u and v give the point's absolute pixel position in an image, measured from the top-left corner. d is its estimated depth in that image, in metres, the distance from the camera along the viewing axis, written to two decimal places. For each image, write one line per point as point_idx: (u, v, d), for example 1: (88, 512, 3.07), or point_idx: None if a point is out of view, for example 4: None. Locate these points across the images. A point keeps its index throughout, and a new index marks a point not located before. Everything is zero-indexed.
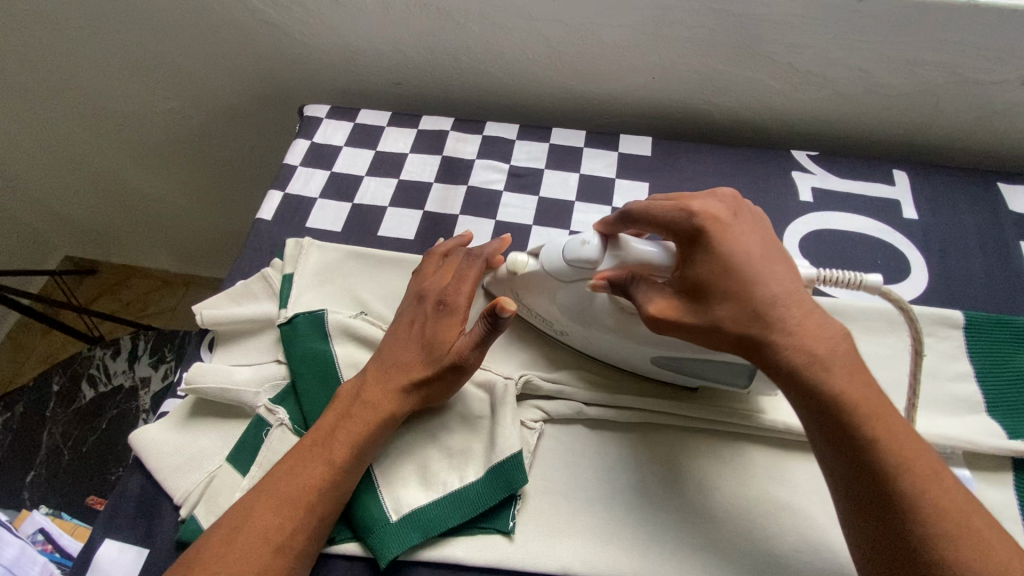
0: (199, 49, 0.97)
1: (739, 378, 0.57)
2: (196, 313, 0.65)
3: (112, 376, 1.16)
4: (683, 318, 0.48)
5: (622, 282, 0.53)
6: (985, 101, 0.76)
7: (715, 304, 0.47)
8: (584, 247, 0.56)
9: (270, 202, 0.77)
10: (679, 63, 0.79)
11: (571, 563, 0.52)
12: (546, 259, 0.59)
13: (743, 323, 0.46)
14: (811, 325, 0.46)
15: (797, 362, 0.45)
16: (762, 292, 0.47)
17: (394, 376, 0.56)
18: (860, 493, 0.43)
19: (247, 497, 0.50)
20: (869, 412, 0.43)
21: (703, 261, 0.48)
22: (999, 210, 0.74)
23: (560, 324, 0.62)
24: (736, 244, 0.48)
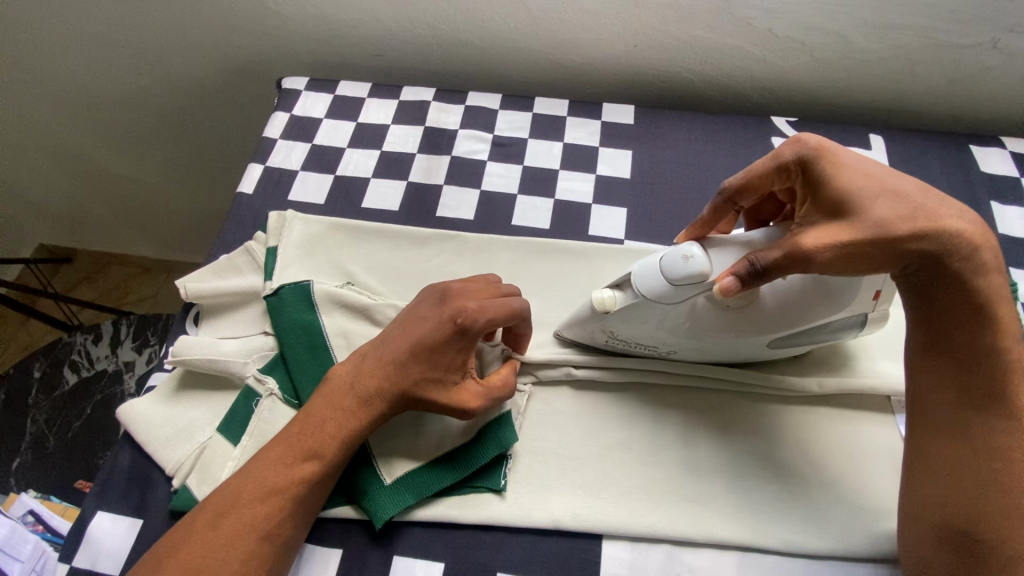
0: (170, 22, 0.94)
1: (853, 328, 0.58)
2: (180, 287, 0.64)
3: (95, 362, 1.15)
4: (853, 235, 0.44)
5: (754, 264, 0.45)
6: (958, 64, 0.78)
7: (877, 207, 0.45)
8: (690, 262, 0.49)
9: (250, 175, 0.76)
10: (659, 30, 0.79)
11: (561, 516, 0.54)
12: (642, 286, 0.52)
13: (909, 219, 0.45)
14: (973, 223, 0.47)
15: (951, 251, 0.45)
16: (920, 194, 0.46)
17: (394, 379, 0.52)
18: (983, 383, 0.46)
19: (232, 483, 0.50)
20: (1005, 315, 0.46)
21: (851, 172, 0.46)
22: (971, 171, 0.76)
23: (666, 346, 0.58)
24: (859, 159, 0.48)
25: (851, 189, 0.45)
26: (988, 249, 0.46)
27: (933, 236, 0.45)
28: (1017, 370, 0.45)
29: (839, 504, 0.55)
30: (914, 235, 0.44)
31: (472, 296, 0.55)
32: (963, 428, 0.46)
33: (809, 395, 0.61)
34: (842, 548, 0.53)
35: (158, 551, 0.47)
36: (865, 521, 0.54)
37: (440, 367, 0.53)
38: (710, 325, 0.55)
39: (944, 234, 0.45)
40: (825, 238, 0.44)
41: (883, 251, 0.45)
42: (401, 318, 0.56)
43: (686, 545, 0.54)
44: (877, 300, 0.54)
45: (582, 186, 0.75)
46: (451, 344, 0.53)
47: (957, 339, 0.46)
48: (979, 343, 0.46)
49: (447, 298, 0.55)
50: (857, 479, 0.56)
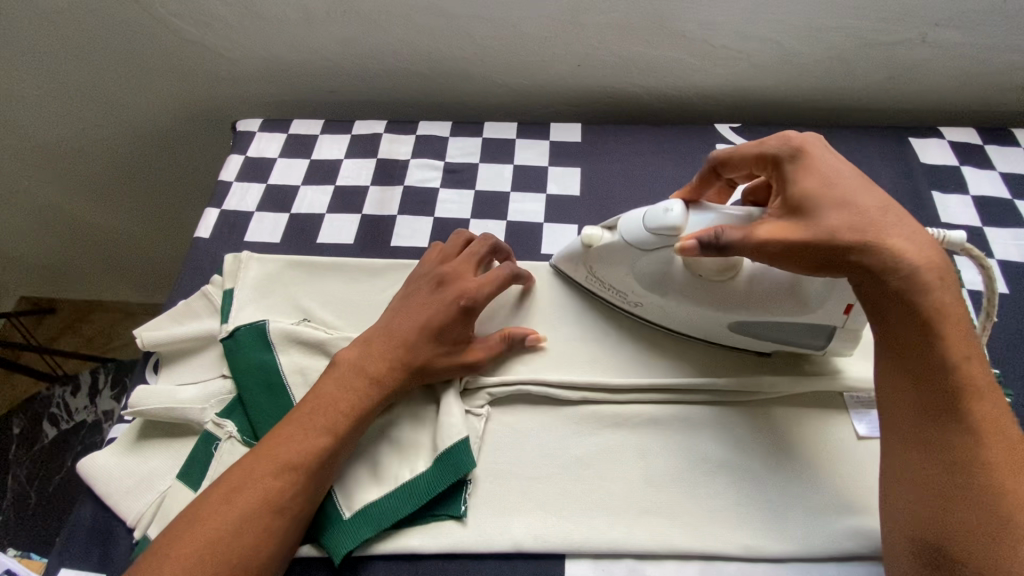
0: (127, 73, 0.96)
1: (818, 338, 0.60)
2: (137, 336, 0.65)
3: (73, 414, 1.15)
4: (798, 235, 0.49)
5: (714, 241, 0.51)
6: (890, 61, 0.80)
7: (827, 215, 0.48)
8: (669, 215, 0.56)
9: (207, 219, 0.77)
10: (600, 48, 0.81)
11: (522, 538, 0.54)
12: (625, 230, 0.60)
13: (857, 230, 0.47)
14: (925, 243, 0.48)
15: (896, 265, 0.46)
16: (880, 212, 0.48)
17: (401, 352, 0.59)
18: (932, 401, 0.46)
19: (212, 488, 0.52)
20: (961, 334, 0.46)
21: (829, 178, 0.50)
22: (911, 162, 0.78)
23: (635, 295, 0.64)
24: (838, 166, 0.51)
25: (809, 194, 0.49)
26: (936, 269, 0.47)
27: (870, 250, 0.47)
28: (976, 391, 0.45)
29: (797, 505, 0.55)
30: (854, 245, 0.47)
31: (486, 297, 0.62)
32: (925, 441, 0.46)
33: (759, 395, 0.62)
34: (802, 549, 0.53)
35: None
36: (823, 520, 0.54)
37: (442, 341, 0.60)
38: (678, 282, 0.60)
39: (886, 250, 0.47)
40: (776, 235, 0.49)
41: (822, 253, 0.48)
42: (393, 309, 0.63)
43: (649, 558, 0.54)
44: (847, 316, 0.56)
45: (534, 206, 0.76)
46: (451, 320, 0.60)
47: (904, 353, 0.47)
48: (932, 357, 0.46)
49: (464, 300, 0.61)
50: (814, 478, 0.57)
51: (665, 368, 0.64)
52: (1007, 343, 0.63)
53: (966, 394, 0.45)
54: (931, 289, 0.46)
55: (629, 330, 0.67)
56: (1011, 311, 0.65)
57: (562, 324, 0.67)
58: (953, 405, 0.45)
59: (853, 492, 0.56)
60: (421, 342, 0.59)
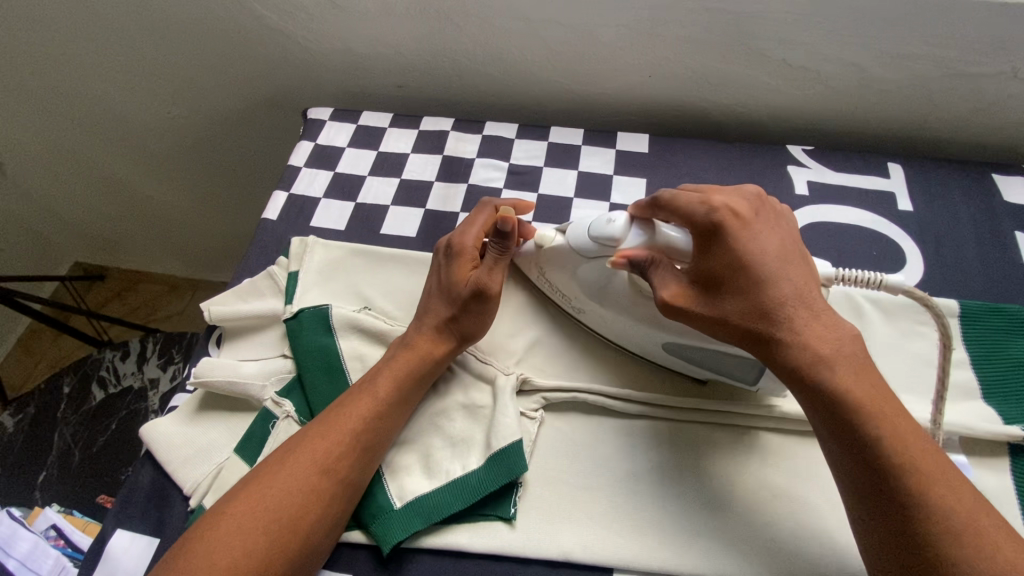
0: (205, 56, 0.99)
1: (746, 373, 0.58)
2: (205, 309, 0.67)
3: (121, 378, 1.18)
4: (692, 308, 0.52)
5: (640, 264, 0.54)
6: (979, 93, 0.77)
7: (728, 296, 0.51)
8: (610, 225, 0.57)
9: (275, 202, 0.79)
10: (675, 61, 0.80)
11: (571, 548, 0.53)
12: (570, 236, 0.60)
13: (748, 316, 0.50)
14: (828, 328, 0.49)
15: (803, 349, 0.48)
16: (776, 299, 0.50)
17: (423, 321, 0.61)
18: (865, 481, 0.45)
19: (278, 452, 0.54)
20: (883, 410, 0.46)
21: (734, 255, 0.51)
22: (994, 200, 0.75)
23: (577, 303, 0.64)
24: (750, 241, 0.51)
25: (719, 270, 0.51)
26: (828, 351, 0.48)
27: (769, 337, 0.49)
28: (912, 468, 0.44)
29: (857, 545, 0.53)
30: (750, 331, 0.50)
31: (473, 238, 0.63)
32: (869, 524, 0.44)
33: None
34: None
35: (172, 553, 0.48)
36: None
37: (450, 292, 0.61)
38: (618, 297, 0.60)
39: (780, 337, 0.49)
40: (677, 301, 0.52)
41: (722, 334, 0.52)
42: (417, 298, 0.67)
43: None
44: None
45: (597, 214, 0.76)
46: (449, 270, 0.62)
47: (833, 435, 0.47)
48: (850, 437, 0.46)
49: (452, 248, 0.63)
50: None
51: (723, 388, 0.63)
52: None
53: (897, 473, 0.44)
54: (828, 372, 0.47)
55: None
56: None
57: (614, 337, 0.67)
58: (887, 485, 0.44)
59: None
60: (428, 302, 0.62)
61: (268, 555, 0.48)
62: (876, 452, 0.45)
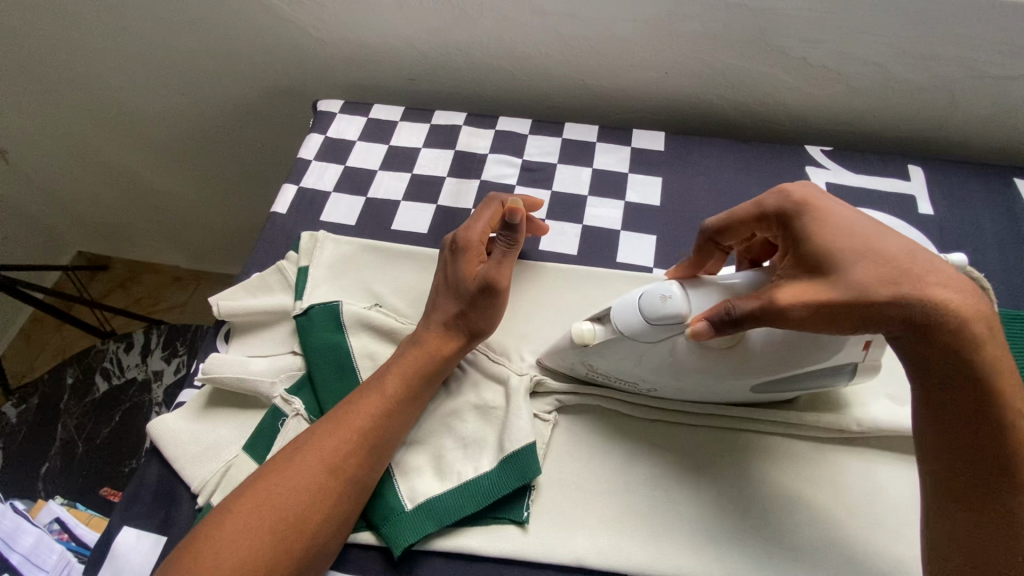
0: (212, 45, 0.98)
1: (841, 376, 0.56)
2: (213, 304, 0.65)
3: (125, 369, 1.17)
4: (821, 296, 0.44)
5: (725, 317, 0.47)
6: (1003, 96, 0.76)
7: (855, 268, 0.44)
8: (667, 302, 0.51)
9: (285, 195, 0.78)
10: (693, 58, 0.79)
11: (584, 553, 0.53)
12: (619, 321, 0.53)
13: (890, 283, 0.43)
14: (964, 293, 0.43)
15: (953, 318, 0.42)
16: (911, 262, 0.44)
17: (432, 317, 0.60)
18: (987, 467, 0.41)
19: (287, 450, 0.53)
20: (1020, 392, 0.42)
21: (839, 228, 0.46)
22: (1015, 205, 0.74)
23: (645, 383, 0.58)
24: (848, 215, 0.47)
25: (834, 246, 0.45)
26: (982, 322, 0.42)
27: (918, 308, 0.42)
28: None
29: (876, 553, 0.52)
30: (897, 303, 0.42)
31: (479, 232, 0.62)
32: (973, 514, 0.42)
33: (843, 435, 0.59)
34: None
35: (178, 552, 0.47)
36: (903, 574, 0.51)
37: (459, 288, 0.60)
38: (693, 367, 0.54)
39: (927, 307, 0.42)
40: (802, 293, 0.45)
41: (856, 317, 0.43)
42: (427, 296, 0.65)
43: None
44: (867, 349, 0.53)
45: (612, 213, 0.74)
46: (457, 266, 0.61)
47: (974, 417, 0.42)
48: (993, 420, 0.41)
49: (458, 244, 0.62)
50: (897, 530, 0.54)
51: None
52: None
53: None
54: (980, 343, 0.42)
55: None
56: None
57: None
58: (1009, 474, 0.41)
59: None
60: (438, 298, 0.61)
61: (275, 555, 0.47)
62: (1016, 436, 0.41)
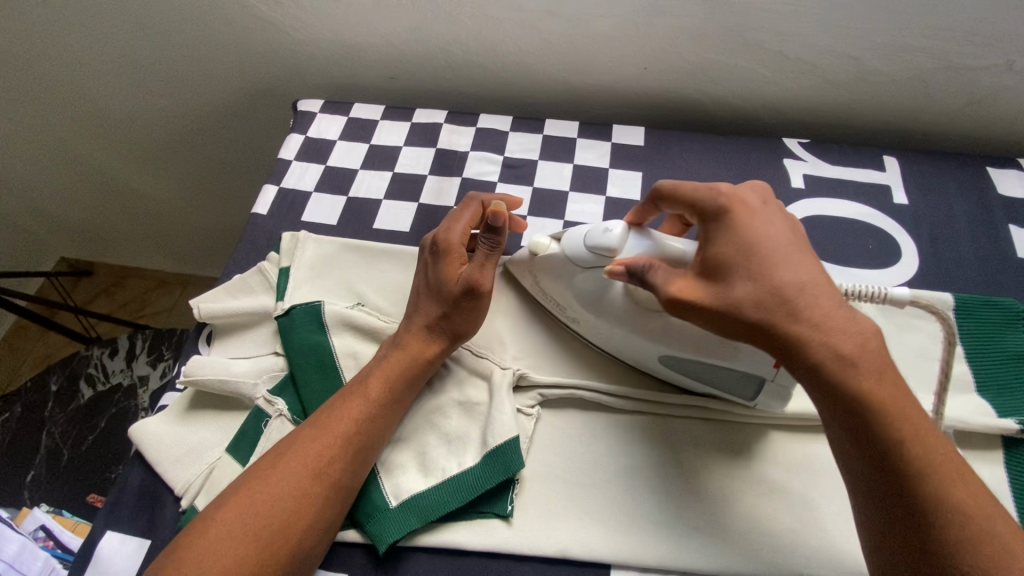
0: (190, 46, 0.97)
1: (747, 391, 0.57)
2: (194, 307, 0.65)
3: (110, 376, 1.16)
4: (704, 300, 0.49)
5: (639, 270, 0.53)
6: (974, 86, 0.77)
7: (737, 286, 0.48)
8: (607, 235, 0.57)
9: (265, 196, 0.77)
10: (671, 53, 0.79)
11: (568, 545, 0.53)
12: (567, 245, 0.61)
13: (764, 306, 0.47)
14: (846, 325, 0.46)
15: (823, 349, 0.46)
16: (793, 287, 0.47)
17: (413, 320, 0.60)
18: (872, 484, 0.44)
19: (271, 457, 0.53)
20: (901, 414, 0.44)
21: (740, 243, 0.50)
22: (988, 193, 0.75)
23: (572, 311, 0.63)
24: (759, 230, 0.50)
25: (727, 261, 0.50)
26: (847, 352, 0.45)
27: (784, 331, 0.47)
28: (928, 471, 0.43)
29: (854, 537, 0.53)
30: (766, 325, 0.47)
31: (460, 233, 0.62)
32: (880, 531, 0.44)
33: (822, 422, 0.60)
34: None
35: (162, 560, 0.47)
36: None
37: (440, 290, 0.60)
38: (615, 306, 0.59)
39: (801, 331, 0.46)
40: (688, 293, 0.50)
41: (730, 327, 0.49)
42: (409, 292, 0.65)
43: None
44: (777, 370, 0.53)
45: (593, 208, 0.75)
46: (439, 269, 0.61)
47: (850, 435, 0.45)
48: (870, 441, 0.44)
49: (439, 245, 0.62)
50: None
51: None
52: None
53: (910, 478, 0.43)
54: (851, 369, 0.45)
55: None
56: None
57: None
58: (896, 492, 0.43)
59: None
60: (421, 301, 0.61)
61: (259, 563, 0.47)
62: (894, 456, 0.43)
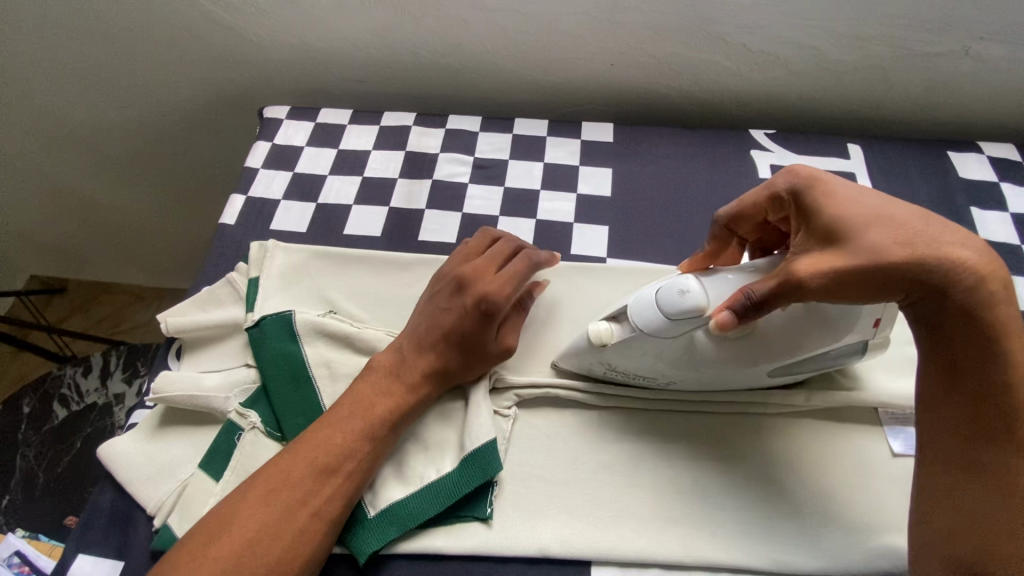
0: (153, 55, 0.95)
1: (853, 355, 0.58)
2: (161, 322, 0.64)
3: (84, 395, 1.14)
4: (844, 263, 0.44)
5: (748, 304, 0.47)
6: (932, 72, 0.79)
7: (872, 236, 0.44)
8: (686, 296, 0.51)
9: (233, 206, 0.76)
10: (637, 48, 0.80)
11: (549, 544, 0.53)
12: (637, 322, 0.54)
13: (908, 249, 0.44)
14: (976, 252, 0.45)
15: (967, 282, 0.43)
16: (927, 222, 0.45)
17: (417, 364, 0.57)
18: (985, 423, 0.44)
19: (241, 488, 0.51)
20: (1021, 345, 0.44)
21: (849, 200, 0.46)
22: (949, 176, 0.77)
23: (663, 376, 0.58)
24: (854, 188, 0.47)
25: (846, 218, 0.45)
26: (992, 277, 0.44)
27: (933, 269, 0.43)
28: None
29: (830, 521, 0.54)
30: (916, 266, 0.43)
31: (494, 284, 0.59)
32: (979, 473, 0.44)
33: (794, 408, 0.60)
34: (835, 566, 0.52)
35: None
36: (855, 538, 0.53)
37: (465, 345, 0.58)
38: (712, 357, 0.55)
39: (943, 271, 0.43)
40: (819, 265, 0.44)
41: (874, 283, 0.44)
42: (410, 320, 0.61)
43: (678, 569, 0.53)
44: (876, 328, 0.55)
45: (564, 206, 0.75)
46: (466, 320, 0.58)
47: (963, 374, 0.44)
48: (992, 376, 0.44)
49: (469, 296, 0.58)
50: (848, 496, 0.56)
51: None
52: None
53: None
54: (986, 303, 0.43)
55: None
56: None
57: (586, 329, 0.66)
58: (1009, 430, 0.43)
59: (887, 510, 0.55)
60: (434, 349, 0.58)
61: None
62: (1015, 391, 0.43)
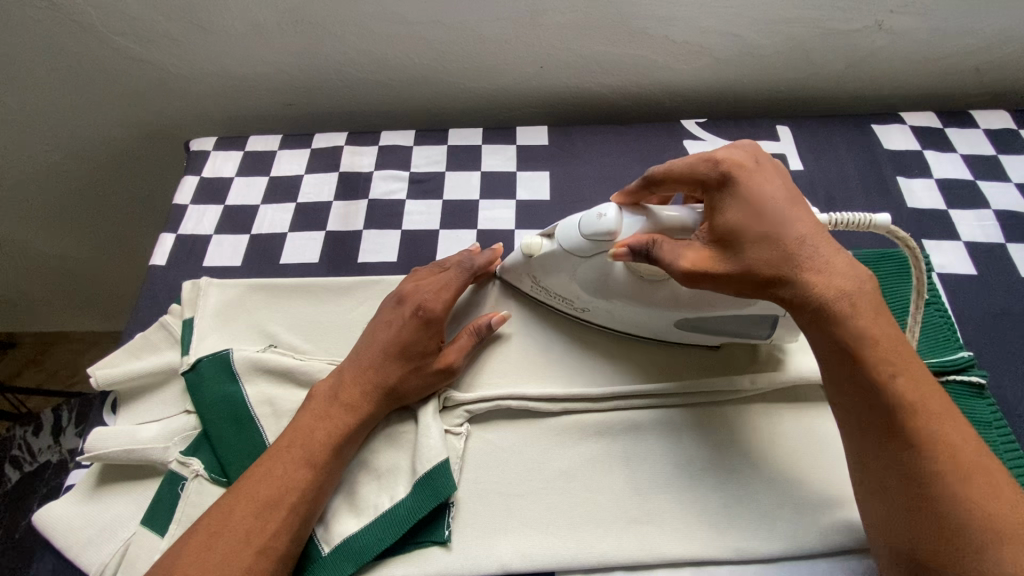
0: (69, 95, 0.91)
1: (763, 330, 0.60)
2: (90, 376, 0.61)
3: (36, 454, 1.07)
4: (717, 267, 0.49)
5: (645, 248, 0.51)
6: (850, 49, 0.81)
7: (749, 247, 0.48)
8: (601, 220, 0.54)
9: (162, 246, 0.73)
10: (562, 49, 0.80)
11: (509, 560, 0.52)
12: (562, 238, 0.58)
13: (775, 264, 0.48)
14: (844, 268, 0.47)
15: (826, 296, 0.46)
16: (798, 241, 0.48)
17: (371, 377, 0.57)
18: (872, 422, 0.45)
19: (178, 545, 0.48)
20: (894, 352, 0.45)
21: (748, 204, 0.49)
22: (874, 148, 0.79)
23: (582, 301, 0.62)
24: (760, 191, 0.50)
25: (735, 225, 0.49)
26: (851, 294, 0.46)
27: (790, 283, 0.47)
28: (921, 406, 0.44)
29: (784, 503, 0.55)
30: (775, 278, 0.48)
31: (445, 301, 0.60)
32: (875, 465, 0.45)
33: (739, 393, 0.61)
34: (793, 547, 0.52)
35: None
36: (811, 518, 0.54)
37: (416, 357, 0.58)
38: (620, 289, 0.59)
39: (805, 282, 0.47)
40: (699, 263, 0.50)
41: (744, 287, 0.49)
42: (368, 328, 0.61)
43: (641, 569, 0.53)
44: None
45: (505, 213, 0.74)
46: (416, 334, 0.58)
47: (847, 376, 0.46)
48: (867, 381, 0.45)
49: (422, 311, 0.59)
50: (800, 475, 0.56)
51: (653, 371, 0.63)
52: (980, 325, 0.64)
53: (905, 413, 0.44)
54: (850, 313, 0.46)
55: (596, 337, 0.66)
56: (978, 291, 0.66)
57: (534, 335, 0.66)
58: (893, 429, 0.44)
59: (838, 485, 0.56)
60: (382, 363, 0.57)
61: None
62: (891, 394, 0.44)
